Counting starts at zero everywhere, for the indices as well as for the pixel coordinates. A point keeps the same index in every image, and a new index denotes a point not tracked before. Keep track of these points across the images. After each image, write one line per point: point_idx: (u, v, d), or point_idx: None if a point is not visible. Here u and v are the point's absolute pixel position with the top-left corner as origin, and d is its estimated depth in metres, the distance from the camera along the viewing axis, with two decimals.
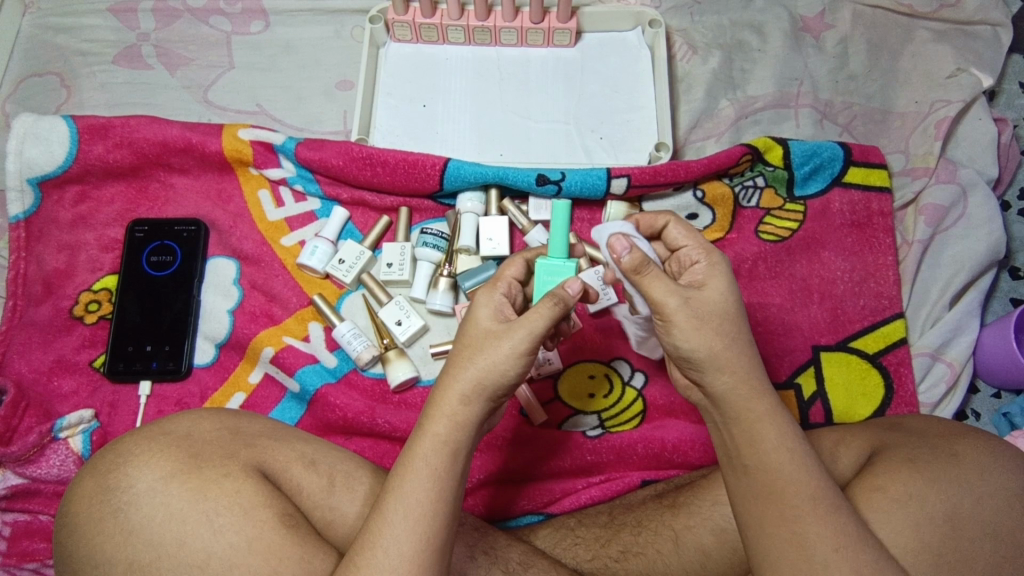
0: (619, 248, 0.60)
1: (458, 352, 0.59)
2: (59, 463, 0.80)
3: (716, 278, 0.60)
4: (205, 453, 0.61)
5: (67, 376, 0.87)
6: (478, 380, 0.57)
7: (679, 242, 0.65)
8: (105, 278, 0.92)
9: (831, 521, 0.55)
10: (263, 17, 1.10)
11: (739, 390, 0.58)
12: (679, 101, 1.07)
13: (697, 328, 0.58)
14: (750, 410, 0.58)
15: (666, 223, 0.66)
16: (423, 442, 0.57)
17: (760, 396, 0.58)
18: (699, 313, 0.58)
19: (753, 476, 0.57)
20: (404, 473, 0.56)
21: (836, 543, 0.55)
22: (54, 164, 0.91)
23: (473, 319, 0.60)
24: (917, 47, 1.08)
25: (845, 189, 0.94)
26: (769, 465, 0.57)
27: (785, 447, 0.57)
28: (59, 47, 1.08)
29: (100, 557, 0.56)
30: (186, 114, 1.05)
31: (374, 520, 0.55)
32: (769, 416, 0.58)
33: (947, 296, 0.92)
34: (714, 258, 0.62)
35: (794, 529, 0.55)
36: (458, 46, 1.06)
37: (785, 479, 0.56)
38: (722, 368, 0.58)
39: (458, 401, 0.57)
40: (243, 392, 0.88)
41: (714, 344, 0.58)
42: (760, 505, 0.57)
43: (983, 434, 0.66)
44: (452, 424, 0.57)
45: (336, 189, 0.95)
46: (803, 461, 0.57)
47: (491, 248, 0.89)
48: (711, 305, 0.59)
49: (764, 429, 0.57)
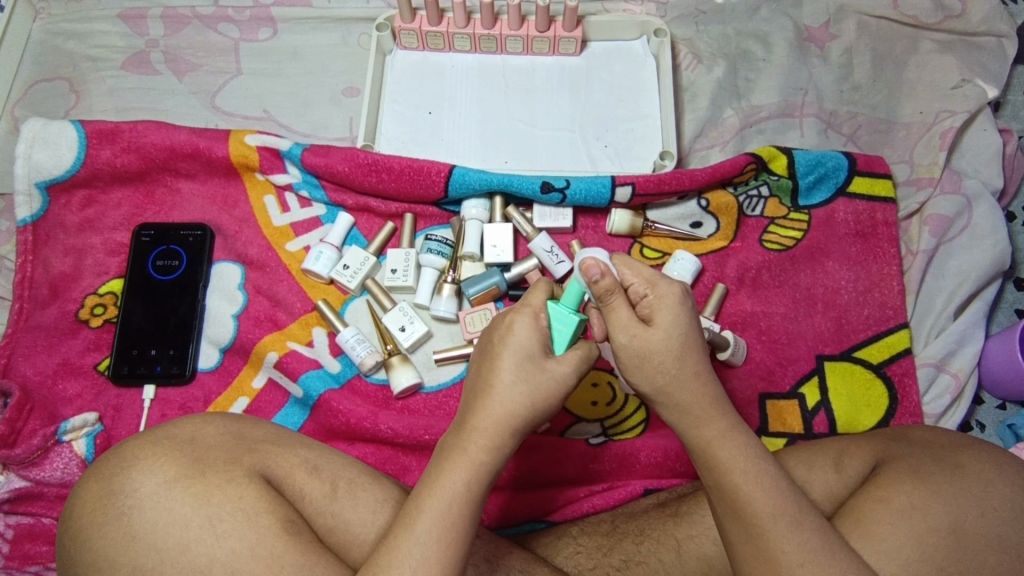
0: (592, 273, 0.58)
1: (505, 380, 0.58)
2: (63, 466, 0.80)
3: (668, 313, 0.58)
4: (208, 458, 0.61)
5: (72, 379, 0.87)
6: (522, 414, 0.59)
7: (624, 280, 0.61)
8: (111, 282, 0.92)
9: (794, 538, 0.55)
10: (271, 24, 1.11)
11: (688, 416, 0.59)
12: (684, 110, 1.07)
13: (637, 367, 0.59)
14: (701, 436, 0.59)
15: (613, 260, 0.61)
16: (459, 465, 0.57)
17: (711, 420, 0.59)
18: (640, 354, 0.58)
19: (717, 497, 0.58)
20: (435, 491, 0.56)
21: (802, 559, 0.55)
22: (62, 168, 0.91)
23: (520, 342, 0.59)
24: (922, 58, 1.08)
25: (849, 200, 0.94)
26: (726, 486, 0.57)
27: (740, 467, 0.57)
28: (69, 52, 1.08)
29: (102, 562, 0.56)
30: (193, 120, 1.06)
31: (404, 533, 0.55)
32: (721, 439, 0.58)
33: (951, 306, 0.91)
34: (662, 288, 0.59)
35: (759, 545, 0.56)
36: (464, 54, 1.07)
37: (746, 499, 0.56)
38: (669, 400, 0.60)
39: (505, 432, 0.58)
40: (247, 396, 0.88)
41: (658, 380, 0.59)
42: (728, 522, 0.58)
43: (987, 445, 0.66)
44: (479, 445, 0.58)
45: (342, 195, 0.95)
46: (759, 480, 0.57)
47: (495, 255, 0.90)
48: (654, 345, 0.58)
49: (719, 451, 0.58)
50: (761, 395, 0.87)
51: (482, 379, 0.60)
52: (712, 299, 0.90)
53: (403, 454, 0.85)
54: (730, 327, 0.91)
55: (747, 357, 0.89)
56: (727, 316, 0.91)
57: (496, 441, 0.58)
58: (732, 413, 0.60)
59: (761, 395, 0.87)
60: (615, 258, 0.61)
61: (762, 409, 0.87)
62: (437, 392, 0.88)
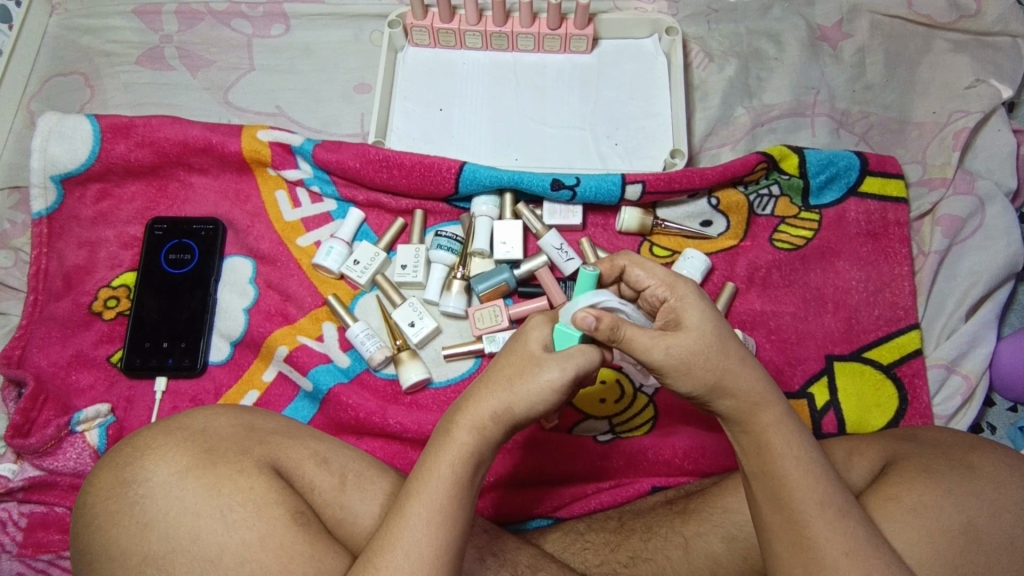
0: (587, 323, 0.56)
1: (499, 369, 0.60)
2: (76, 457, 0.81)
3: (697, 308, 0.59)
4: (220, 449, 0.61)
5: (86, 370, 0.88)
6: (508, 401, 0.58)
7: (642, 283, 0.63)
8: (124, 275, 0.93)
9: (840, 526, 0.55)
10: (284, 20, 1.12)
11: (742, 405, 0.59)
12: (695, 109, 1.07)
13: (685, 374, 0.58)
14: (756, 421, 0.59)
15: (625, 266, 0.63)
16: (446, 449, 0.57)
17: (768, 407, 0.59)
18: (682, 360, 0.57)
19: (762, 482, 0.58)
20: (425, 476, 0.57)
21: (847, 548, 0.55)
22: (76, 162, 0.92)
23: (522, 340, 0.61)
24: (936, 57, 1.07)
25: (861, 200, 0.94)
26: (776, 472, 0.57)
27: (791, 455, 0.57)
28: (84, 47, 1.10)
29: (115, 549, 0.57)
30: (205, 114, 1.07)
31: (395, 518, 0.55)
32: (775, 427, 0.58)
33: (963, 307, 0.91)
34: (680, 288, 0.61)
35: (802, 533, 0.56)
36: (476, 51, 1.07)
37: (793, 485, 0.56)
38: (722, 394, 0.59)
39: (489, 417, 0.58)
40: (257, 389, 0.89)
41: (708, 378, 0.58)
42: (767, 507, 0.58)
43: (1000, 447, 0.65)
44: (467, 431, 0.58)
45: (353, 191, 0.96)
46: (810, 467, 0.57)
47: (505, 252, 0.90)
48: (693, 346, 0.57)
49: (771, 437, 0.58)
50: None
51: (486, 369, 0.61)
52: (721, 298, 0.90)
53: (411, 449, 0.85)
54: (739, 326, 0.91)
55: (756, 357, 0.89)
56: (736, 316, 0.91)
57: (481, 424, 0.58)
58: (783, 400, 0.60)
59: None
60: (627, 264, 0.63)
61: None
62: (446, 387, 0.88)
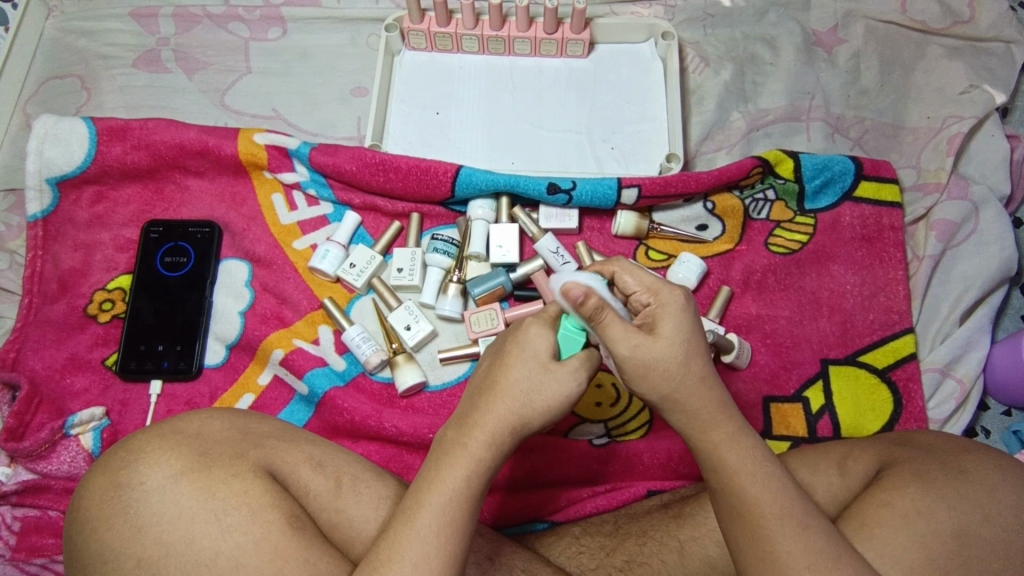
0: (575, 295, 0.56)
1: (512, 380, 0.59)
2: (70, 460, 0.81)
3: (672, 318, 0.59)
4: (215, 452, 0.61)
5: (80, 373, 0.88)
6: (523, 414, 0.59)
7: (629, 287, 0.61)
8: (120, 278, 0.93)
9: (801, 540, 0.55)
10: (281, 24, 1.12)
11: (695, 421, 0.59)
12: (691, 113, 1.08)
13: (643, 377, 0.58)
14: (707, 439, 0.59)
15: (614, 271, 0.62)
16: (460, 461, 0.57)
17: (718, 424, 0.59)
18: (645, 363, 0.58)
19: (722, 499, 0.58)
20: (436, 486, 0.56)
21: (808, 561, 0.55)
22: (72, 165, 0.92)
23: (531, 346, 0.60)
24: (930, 63, 1.08)
25: (856, 204, 0.94)
26: (732, 489, 0.58)
27: (745, 471, 0.58)
28: (80, 50, 1.09)
29: (109, 552, 0.57)
30: (201, 117, 1.07)
31: (404, 528, 0.55)
32: (728, 443, 0.59)
33: (957, 312, 0.91)
34: (663, 295, 0.60)
35: (762, 548, 0.56)
36: (473, 55, 1.08)
37: (750, 500, 0.57)
38: (676, 406, 0.59)
39: (506, 430, 0.58)
40: (253, 393, 0.89)
41: (663, 388, 0.59)
42: (731, 522, 0.58)
43: (992, 451, 0.66)
44: (482, 443, 0.58)
45: (349, 194, 0.96)
46: (765, 482, 0.57)
47: (501, 255, 0.90)
48: (659, 353, 0.57)
49: (724, 454, 0.58)
50: (764, 398, 0.87)
51: (489, 379, 0.60)
52: (717, 302, 0.90)
53: (407, 453, 0.85)
54: (734, 330, 0.91)
55: (752, 360, 0.89)
56: (732, 319, 0.91)
57: (497, 438, 0.58)
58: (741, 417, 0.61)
59: (765, 398, 0.87)
60: (617, 269, 0.61)
61: (766, 412, 0.87)
62: (441, 391, 0.89)
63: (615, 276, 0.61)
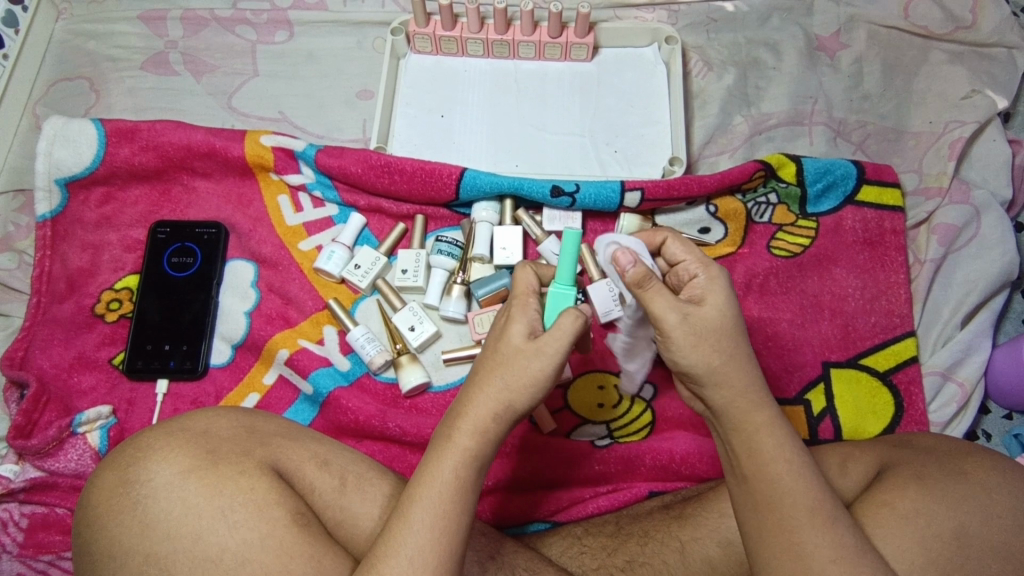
0: (624, 261, 0.60)
1: (488, 368, 0.60)
2: (77, 458, 0.82)
3: (721, 290, 0.61)
4: (222, 450, 0.62)
5: (87, 372, 0.89)
6: (513, 400, 0.59)
7: (678, 257, 0.65)
8: (127, 278, 0.94)
9: (829, 533, 0.56)
10: (288, 27, 1.13)
11: (737, 404, 0.60)
12: (694, 117, 1.08)
13: (692, 346, 0.59)
14: (747, 423, 0.60)
15: (664, 241, 0.66)
16: (448, 454, 0.58)
17: (759, 409, 0.60)
18: (694, 331, 0.59)
19: (753, 485, 0.59)
20: (425, 480, 0.57)
21: (835, 555, 0.56)
22: (81, 165, 0.93)
23: (505, 334, 0.61)
24: (933, 68, 1.08)
25: (858, 208, 0.95)
26: (767, 476, 0.58)
27: (783, 458, 0.58)
28: (90, 52, 1.11)
29: (118, 548, 0.57)
30: (209, 120, 1.08)
31: (398, 525, 0.56)
32: (767, 429, 0.59)
33: (958, 316, 0.91)
34: (713, 271, 0.62)
35: (790, 538, 0.56)
36: (477, 58, 1.08)
37: (784, 488, 0.57)
38: (721, 382, 0.60)
39: (489, 418, 0.59)
40: (258, 392, 0.89)
41: (710, 361, 0.59)
42: (760, 512, 0.58)
43: (992, 453, 0.66)
44: (468, 435, 0.58)
45: (355, 196, 0.97)
46: (800, 472, 0.58)
47: (504, 257, 0.91)
48: (710, 322, 0.60)
49: (763, 440, 0.59)
50: None
51: (474, 371, 0.62)
52: None
53: (411, 453, 0.86)
54: None
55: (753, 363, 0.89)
56: None
57: (482, 428, 0.59)
58: (775, 403, 0.61)
59: None
60: (668, 239, 0.66)
61: None
62: (445, 392, 0.89)
63: (668, 244, 0.65)
